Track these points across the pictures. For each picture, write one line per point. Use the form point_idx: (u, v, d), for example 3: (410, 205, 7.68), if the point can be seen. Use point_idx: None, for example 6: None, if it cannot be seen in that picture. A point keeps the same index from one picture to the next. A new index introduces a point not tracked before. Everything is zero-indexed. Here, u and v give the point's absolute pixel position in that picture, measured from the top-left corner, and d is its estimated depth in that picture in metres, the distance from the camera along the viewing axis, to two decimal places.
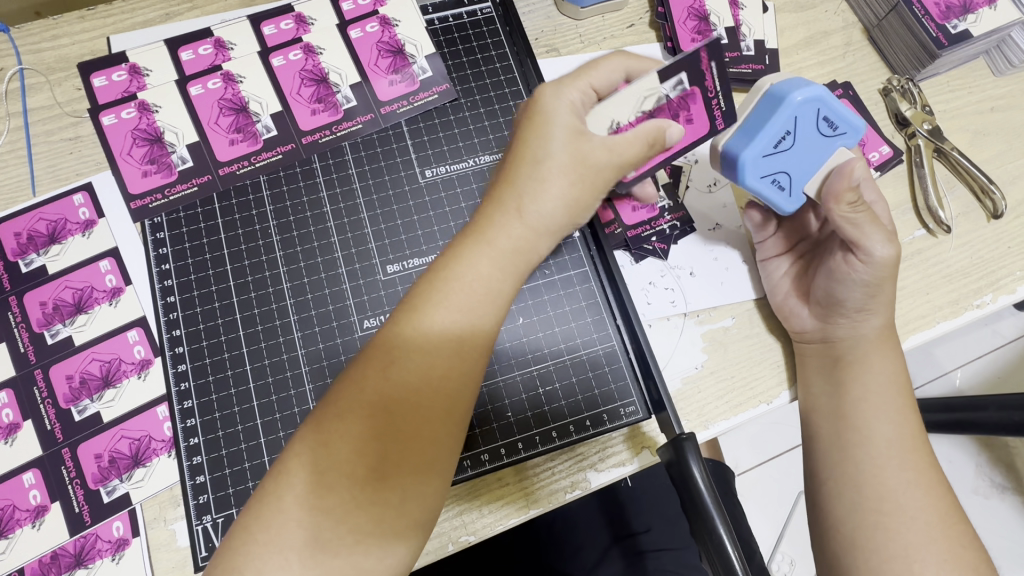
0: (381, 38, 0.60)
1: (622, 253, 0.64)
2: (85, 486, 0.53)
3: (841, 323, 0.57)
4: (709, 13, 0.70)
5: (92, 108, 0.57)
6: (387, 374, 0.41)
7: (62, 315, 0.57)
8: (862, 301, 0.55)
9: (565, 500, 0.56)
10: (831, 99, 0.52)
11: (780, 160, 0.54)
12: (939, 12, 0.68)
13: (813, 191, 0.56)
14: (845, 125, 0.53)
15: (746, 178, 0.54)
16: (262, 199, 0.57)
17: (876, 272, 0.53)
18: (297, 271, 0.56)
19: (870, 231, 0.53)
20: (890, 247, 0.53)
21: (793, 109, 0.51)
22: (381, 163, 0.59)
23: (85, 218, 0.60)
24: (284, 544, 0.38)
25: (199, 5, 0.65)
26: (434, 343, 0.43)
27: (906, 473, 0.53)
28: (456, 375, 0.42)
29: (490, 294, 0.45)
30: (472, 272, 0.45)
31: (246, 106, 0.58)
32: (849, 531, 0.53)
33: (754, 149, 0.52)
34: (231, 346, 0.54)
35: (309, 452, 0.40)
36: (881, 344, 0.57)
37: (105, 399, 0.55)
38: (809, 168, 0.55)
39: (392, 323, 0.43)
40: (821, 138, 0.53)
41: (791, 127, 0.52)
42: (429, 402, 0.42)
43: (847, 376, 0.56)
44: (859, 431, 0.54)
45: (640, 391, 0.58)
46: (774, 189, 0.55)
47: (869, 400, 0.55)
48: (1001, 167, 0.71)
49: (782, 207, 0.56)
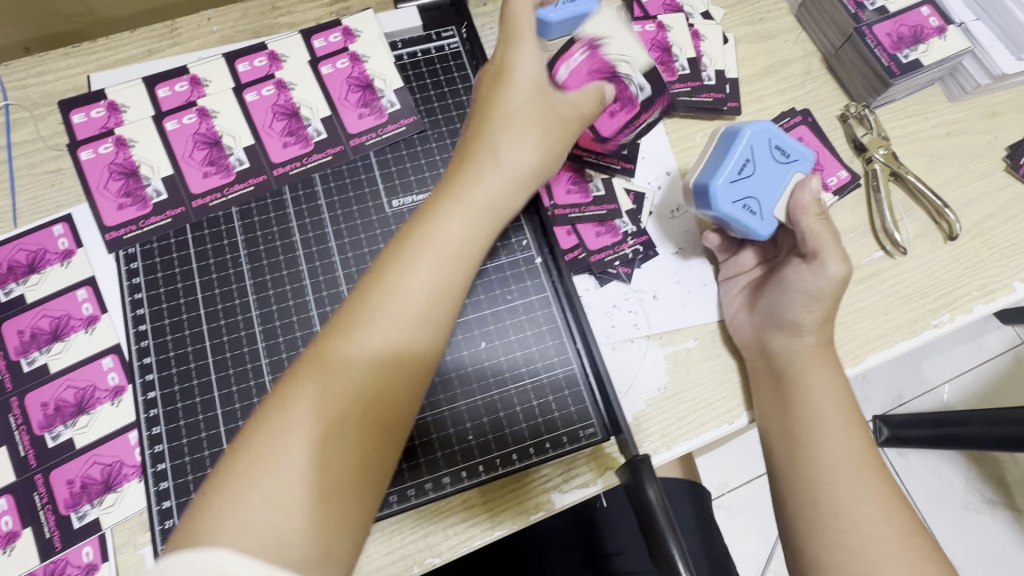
0: (351, 73, 0.63)
1: (585, 277, 0.65)
2: (56, 512, 0.54)
3: (781, 337, 0.59)
4: (672, 44, 0.74)
5: (70, 144, 0.59)
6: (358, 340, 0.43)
7: (39, 342, 0.59)
8: (805, 311, 0.58)
9: (530, 521, 0.57)
10: (778, 131, 0.59)
11: (745, 186, 0.58)
12: (891, 43, 0.71)
13: (783, 214, 0.59)
14: (799, 153, 0.60)
15: (719, 202, 0.58)
16: (234, 230, 0.59)
17: (822, 280, 0.56)
18: (266, 299, 0.57)
19: (834, 245, 0.56)
20: (834, 258, 0.56)
21: (748, 139, 0.58)
22: (349, 194, 0.61)
23: (64, 248, 0.62)
24: (273, 499, 0.37)
25: (180, 42, 0.70)
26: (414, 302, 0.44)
27: (858, 487, 0.54)
28: (429, 338, 0.45)
29: (462, 252, 0.47)
30: (454, 219, 0.48)
31: (219, 139, 0.60)
32: (812, 548, 0.54)
33: (717, 178, 0.58)
34: (200, 373, 0.55)
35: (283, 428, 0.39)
36: (828, 359, 0.59)
37: (79, 425, 0.57)
38: (775, 192, 0.59)
39: (376, 272, 0.45)
40: (777, 164, 0.59)
41: (749, 156, 0.58)
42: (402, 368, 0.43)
43: (797, 392, 0.58)
44: (809, 448, 0.56)
45: (598, 412, 0.59)
46: (747, 214, 0.58)
47: (820, 416, 0.57)
48: (957, 190, 0.73)
49: (757, 231, 0.59)
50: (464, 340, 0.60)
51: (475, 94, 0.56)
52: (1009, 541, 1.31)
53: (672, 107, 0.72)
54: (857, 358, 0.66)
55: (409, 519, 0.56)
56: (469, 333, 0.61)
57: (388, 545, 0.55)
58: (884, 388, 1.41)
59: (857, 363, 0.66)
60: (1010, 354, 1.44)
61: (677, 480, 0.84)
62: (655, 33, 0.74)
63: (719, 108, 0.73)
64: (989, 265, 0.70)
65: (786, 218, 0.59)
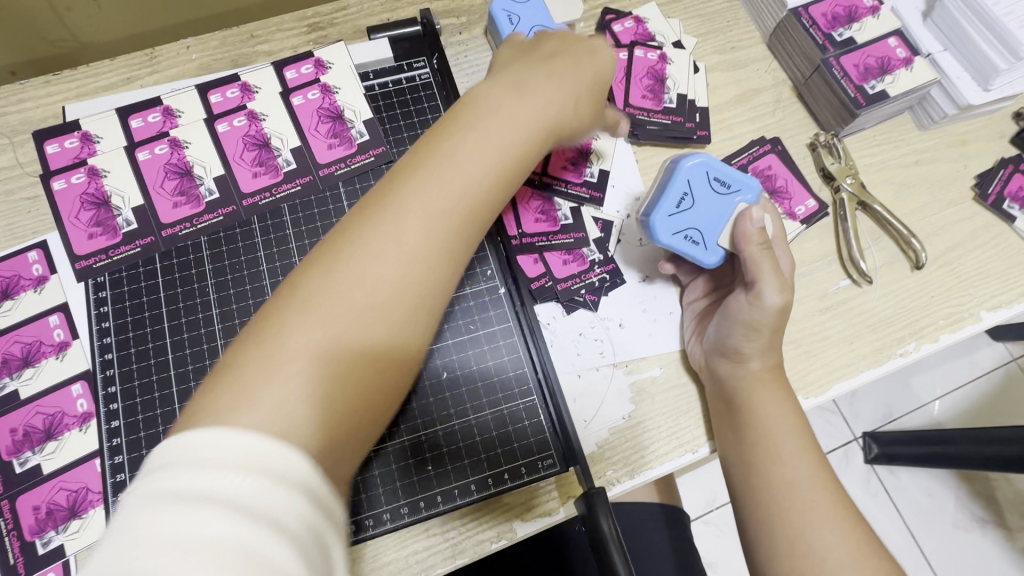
0: (322, 104, 0.64)
1: (552, 305, 0.66)
2: (21, 538, 0.55)
3: (729, 363, 0.60)
4: (666, 77, 0.76)
5: (44, 174, 0.60)
6: (377, 227, 0.40)
7: (10, 368, 0.60)
8: (745, 340, 0.58)
9: (491, 551, 0.58)
10: (716, 162, 0.61)
11: (686, 219, 0.61)
12: (858, 74, 0.72)
13: (728, 241, 0.61)
14: (739, 181, 0.61)
15: (659, 236, 0.60)
16: (202, 259, 0.60)
17: (756, 309, 0.57)
18: (232, 328, 0.58)
19: (773, 271, 0.57)
20: (768, 290, 0.56)
21: (685, 173, 0.60)
22: (317, 224, 0.62)
23: (38, 274, 0.63)
24: (285, 379, 0.35)
25: (159, 70, 0.72)
26: (443, 200, 0.42)
27: (815, 511, 0.54)
28: (448, 259, 0.42)
29: (504, 166, 0.45)
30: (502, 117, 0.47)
31: (190, 169, 0.61)
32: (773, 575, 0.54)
33: (657, 212, 0.60)
34: (164, 403, 0.56)
35: (311, 295, 0.37)
36: (779, 385, 0.59)
37: (46, 451, 0.58)
38: (716, 222, 0.60)
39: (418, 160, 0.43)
40: (717, 195, 0.60)
41: (687, 190, 0.61)
42: (424, 272, 0.40)
43: (749, 418, 0.58)
44: (763, 475, 0.56)
45: (558, 442, 0.60)
46: (689, 244, 0.61)
47: (772, 441, 0.57)
48: (926, 218, 0.74)
49: (703, 260, 0.61)
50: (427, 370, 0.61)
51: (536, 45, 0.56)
52: (998, 561, 1.30)
53: (640, 135, 0.73)
54: (822, 387, 0.66)
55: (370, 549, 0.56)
56: (432, 365, 0.61)
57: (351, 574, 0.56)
58: (874, 404, 1.41)
59: (821, 392, 0.66)
60: (999, 371, 1.43)
61: (650, 505, 0.84)
62: (654, 62, 0.76)
63: (690, 137, 0.74)
64: (955, 293, 0.70)
65: (731, 246, 0.61)
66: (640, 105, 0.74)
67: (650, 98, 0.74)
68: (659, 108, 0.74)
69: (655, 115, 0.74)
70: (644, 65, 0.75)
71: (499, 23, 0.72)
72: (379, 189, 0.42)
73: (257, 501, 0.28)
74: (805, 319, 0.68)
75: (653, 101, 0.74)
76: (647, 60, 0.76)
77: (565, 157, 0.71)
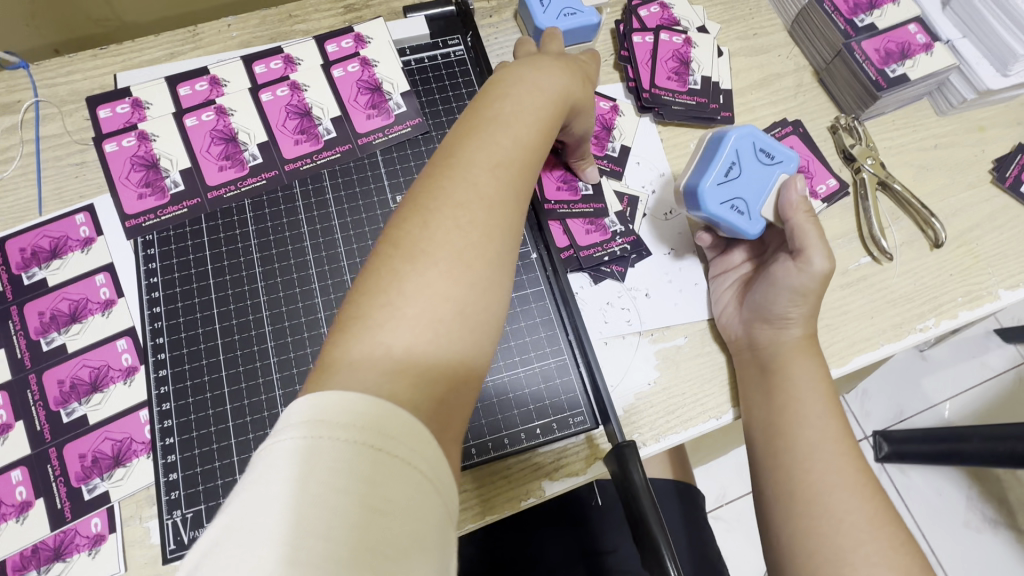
0: (362, 77, 0.66)
1: (580, 276, 0.68)
2: (68, 484, 0.57)
3: (769, 328, 0.62)
4: (691, 60, 0.78)
5: (96, 137, 0.62)
6: (456, 180, 0.43)
7: (58, 323, 0.62)
8: (789, 305, 0.61)
9: (521, 507, 0.59)
10: (761, 133, 0.62)
11: (732, 188, 0.61)
12: (879, 58, 0.74)
13: (770, 212, 0.62)
14: (784, 155, 0.62)
15: (708, 206, 0.60)
16: (246, 219, 0.62)
17: (805, 273, 0.59)
18: (274, 285, 0.60)
19: (823, 243, 0.59)
20: (821, 257, 0.58)
21: (733, 144, 0.61)
22: (356, 189, 0.64)
23: (86, 236, 0.66)
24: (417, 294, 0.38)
25: (202, 46, 0.75)
26: (509, 154, 0.46)
27: (835, 475, 0.55)
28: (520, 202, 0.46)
29: (540, 125, 0.49)
30: (519, 92, 0.50)
31: (235, 136, 0.63)
32: (789, 538, 0.55)
33: (705, 180, 0.61)
34: (210, 353, 0.58)
35: (414, 242, 0.40)
36: (815, 353, 0.61)
37: (93, 403, 0.60)
38: (761, 193, 0.62)
39: (478, 125, 0.47)
40: (762, 166, 0.61)
41: (735, 159, 0.61)
42: (501, 214, 0.44)
43: (779, 379, 0.60)
44: (788, 438, 0.58)
45: (588, 401, 0.61)
46: (735, 214, 0.61)
47: (796, 405, 0.59)
48: (945, 201, 0.75)
49: (746, 230, 0.62)
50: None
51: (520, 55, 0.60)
52: (1010, 560, 1.30)
53: (664, 115, 0.76)
54: (843, 358, 0.68)
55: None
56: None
57: None
58: (884, 402, 1.42)
59: (843, 363, 0.68)
60: (1011, 373, 1.44)
61: (662, 480, 0.86)
62: (679, 46, 0.78)
63: (713, 118, 0.77)
64: (974, 273, 0.72)
65: (773, 216, 0.62)
66: (665, 86, 0.76)
67: (675, 80, 0.76)
68: (684, 89, 0.76)
69: (680, 96, 0.76)
70: (670, 47, 0.77)
71: (531, 4, 0.75)
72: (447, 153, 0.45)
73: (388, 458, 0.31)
74: (828, 294, 0.70)
75: (678, 82, 0.76)
76: (674, 42, 0.78)
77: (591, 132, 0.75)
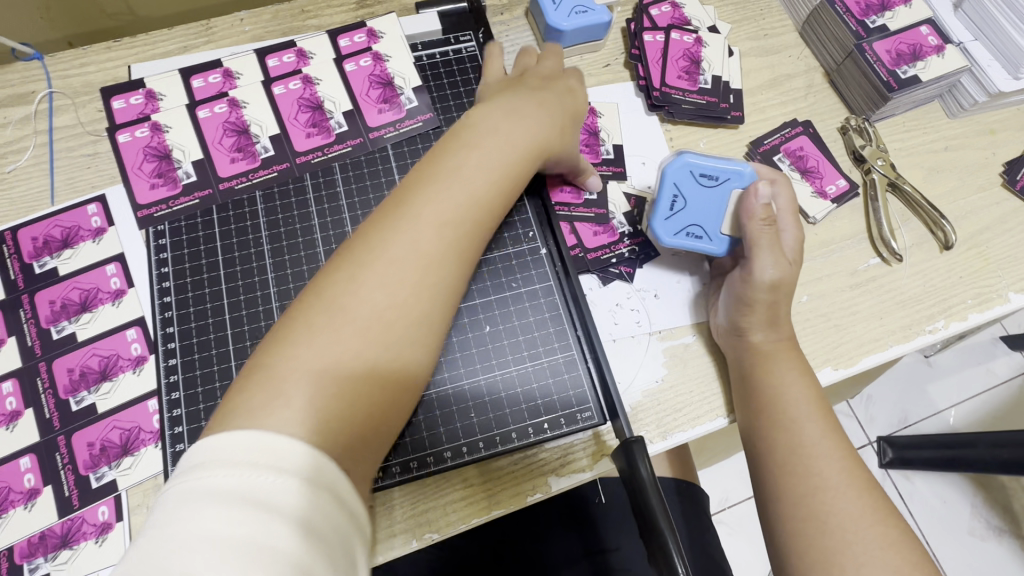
0: (373, 71, 0.67)
1: (588, 276, 0.68)
2: (76, 472, 0.57)
3: (742, 337, 0.62)
4: (701, 59, 0.77)
5: (109, 127, 0.63)
6: (393, 235, 0.47)
7: (69, 312, 0.63)
8: (755, 318, 0.61)
9: (527, 503, 0.59)
10: (696, 160, 0.66)
11: (683, 217, 0.66)
12: (890, 59, 0.74)
13: (730, 228, 0.65)
14: (726, 172, 0.66)
15: (662, 240, 0.65)
16: (257, 211, 0.62)
17: (755, 284, 0.61)
18: (283, 277, 0.60)
19: (773, 250, 0.61)
20: (766, 266, 0.61)
21: (670, 178, 0.66)
22: (367, 182, 0.64)
23: (97, 226, 0.66)
24: (333, 344, 0.43)
25: (215, 39, 0.75)
26: (453, 211, 0.50)
27: (831, 477, 0.55)
28: (458, 259, 0.49)
29: (496, 178, 0.53)
30: (474, 145, 0.54)
31: (247, 128, 0.64)
32: (786, 537, 0.54)
33: (653, 219, 0.66)
34: (220, 343, 0.58)
35: (337, 296, 0.45)
36: (794, 357, 0.62)
37: (102, 391, 0.60)
38: (712, 214, 0.66)
39: (427, 179, 0.51)
40: (705, 190, 0.66)
41: (676, 192, 0.66)
42: (435, 272, 0.48)
43: (765, 382, 0.60)
44: (786, 438, 0.57)
45: (596, 397, 0.61)
46: (694, 240, 0.65)
47: (787, 406, 0.59)
48: (954, 203, 0.75)
49: (711, 251, 0.65)
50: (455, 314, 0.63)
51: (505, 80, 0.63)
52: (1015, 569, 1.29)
53: (674, 114, 0.76)
54: (852, 359, 0.67)
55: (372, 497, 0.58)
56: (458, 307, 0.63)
57: (390, 518, 0.58)
58: (889, 409, 1.41)
59: (852, 364, 0.67)
60: (1017, 380, 1.43)
61: (664, 479, 0.85)
62: (690, 45, 0.78)
63: (723, 117, 0.76)
64: (984, 275, 0.72)
65: (733, 231, 0.65)
66: (676, 85, 0.76)
67: (685, 79, 0.76)
68: (695, 88, 0.76)
69: (690, 95, 0.76)
70: (681, 47, 0.77)
71: (542, 2, 0.75)
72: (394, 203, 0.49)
73: (293, 504, 0.34)
74: (836, 294, 0.70)
75: (688, 82, 0.76)
76: (686, 41, 0.78)
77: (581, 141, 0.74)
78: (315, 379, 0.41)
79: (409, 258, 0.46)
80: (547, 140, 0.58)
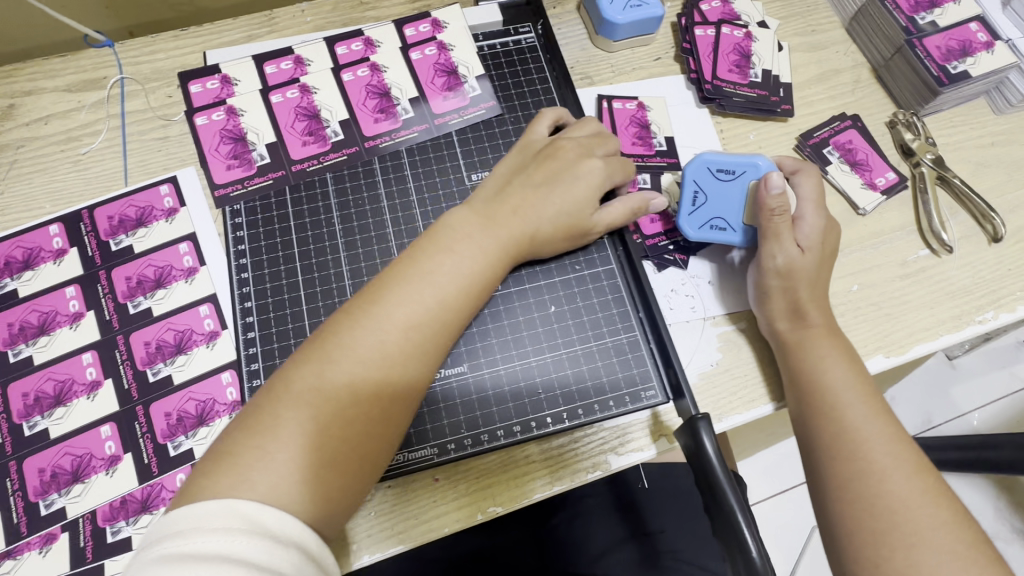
0: (438, 60, 0.69)
1: (645, 262, 0.70)
2: (154, 441, 0.59)
3: (779, 330, 0.64)
4: (751, 53, 0.79)
5: (187, 110, 0.66)
6: (360, 330, 0.50)
7: (144, 288, 0.65)
8: (785, 309, 0.63)
9: (587, 480, 0.61)
10: (713, 156, 0.68)
11: (706, 212, 0.68)
12: (940, 55, 0.75)
13: (750, 218, 0.68)
14: (741, 165, 0.68)
15: (689, 235, 0.67)
16: (328, 193, 0.64)
17: (769, 273, 0.64)
18: (356, 256, 0.62)
19: (784, 239, 0.64)
20: (775, 256, 0.64)
21: (690, 177, 0.68)
22: (433, 166, 0.66)
23: (169, 206, 0.68)
24: (290, 438, 0.45)
25: (278, 29, 0.77)
26: (422, 310, 0.51)
27: (886, 459, 0.55)
28: (427, 355, 0.51)
29: (471, 281, 0.54)
30: (449, 244, 0.55)
31: (318, 113, 0.66)
32: (838, 520, 0.55)
33: (678, 215, 0.68)
34: (295, 318, 0.61)
35: (298, 385, 0.47)
36: (834, 338, 0.63)
37: (177, 363, 0.62)
38: (731, 206, 0.68)
39: (396, 278, 0.52)
40: (723, 184, 0.68)
41: (697, 188, 0.68)
42: (400, 372, 0.50)
43: (813, 369, 0.61)
44: (842, 422, 0.58)
45: (659, 376, 0.63)
46: (719, 232, 0.67)
47: (838, 391, 0.59)
48: (1002, 197, 0.76)
49: (736, 242, 0.67)
50: (516, 292, 0.65)
51: (516, 161, 0.63)
52: None
53: (726, 106, 0.77)
54: (903, 347, 0.68)
55: (378, 497, 0.59)
56: (521, 286, 0.65)
57: (456, 491, 0.60)
58: (913, 411, 1.42)
59: (903, 351, 0.68)
60: None
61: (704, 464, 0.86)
62: (740, 39, 0.79)
63: (773, 110, 0.78)
64: None
65: (752, 222, 0.67)
66: (727, 78, 0.77)
67: (735, 72, 0.78)
68: (745, 81, 0.78)
69: (741, 88, 0.77)
70: (732, 41, 0.79)
71: None
72: (367, 296, 0.52)
73: (264, 560, 0.39)
74: (886, 283, 0.71)
75: (738, 74, 0.78)
76: (737, 35, 0.79)
77: (632, 135, 0.75)
78: (269, 470, 0.44)
79: (374, 355, 0.49)
80: (524, 235, 0.59)
